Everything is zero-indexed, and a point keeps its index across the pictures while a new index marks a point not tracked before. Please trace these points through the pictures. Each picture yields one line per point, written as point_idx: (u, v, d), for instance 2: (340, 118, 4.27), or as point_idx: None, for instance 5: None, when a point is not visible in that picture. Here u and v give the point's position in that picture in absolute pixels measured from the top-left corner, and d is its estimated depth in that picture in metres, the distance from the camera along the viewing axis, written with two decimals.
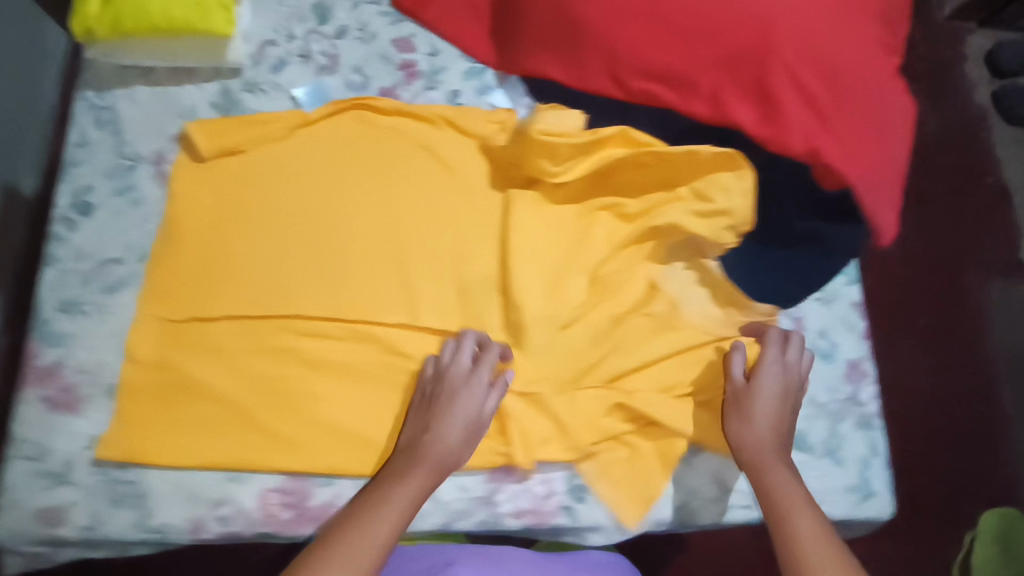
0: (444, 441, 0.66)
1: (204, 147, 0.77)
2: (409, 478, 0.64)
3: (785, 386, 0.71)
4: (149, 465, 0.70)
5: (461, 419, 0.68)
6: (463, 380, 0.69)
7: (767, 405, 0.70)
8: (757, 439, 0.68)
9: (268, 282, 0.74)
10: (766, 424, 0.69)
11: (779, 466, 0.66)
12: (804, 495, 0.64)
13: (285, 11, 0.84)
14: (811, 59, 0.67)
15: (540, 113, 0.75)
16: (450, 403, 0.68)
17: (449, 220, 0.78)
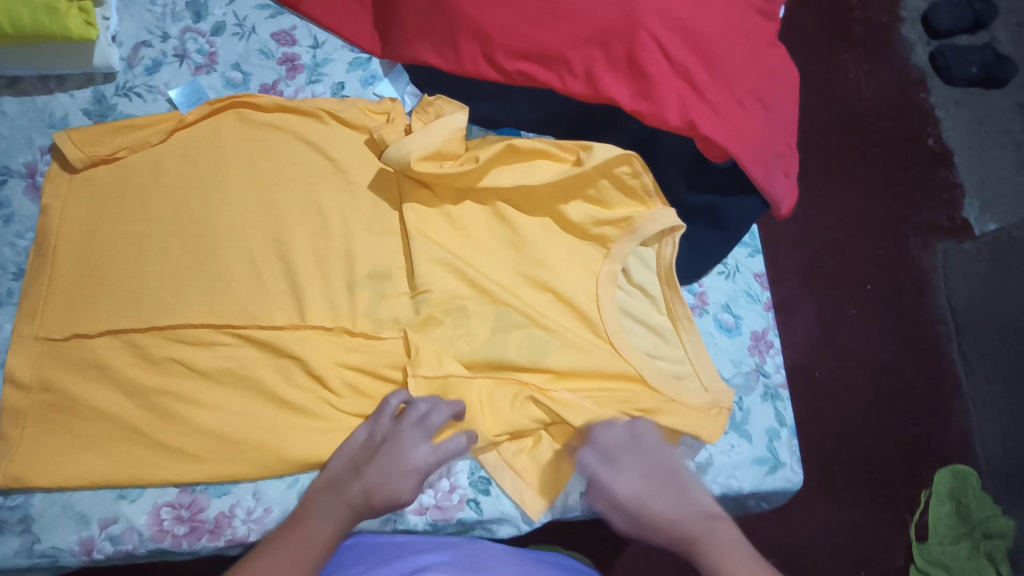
0: (373, 493, 0.65)
1: (73, 157, 0.73)
2: (322, 509, 0.65)
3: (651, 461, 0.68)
4: (32, 490, 0.66)
5: (398, 473, 0.65)
6: (407, 437, 0.66)
7: (656, 490, 0.67)
8: (674, 522, 0.66)
9: (155, 289, 0.72)
10: (683, 517, 0.66)
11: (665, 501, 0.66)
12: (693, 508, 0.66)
13: (159, 11, 0.81)
14: (678, 30, 0.68)
15: (404, 142, 0.70)
16: (388, 458, 0.65)
17: (340, 213, 0.76)
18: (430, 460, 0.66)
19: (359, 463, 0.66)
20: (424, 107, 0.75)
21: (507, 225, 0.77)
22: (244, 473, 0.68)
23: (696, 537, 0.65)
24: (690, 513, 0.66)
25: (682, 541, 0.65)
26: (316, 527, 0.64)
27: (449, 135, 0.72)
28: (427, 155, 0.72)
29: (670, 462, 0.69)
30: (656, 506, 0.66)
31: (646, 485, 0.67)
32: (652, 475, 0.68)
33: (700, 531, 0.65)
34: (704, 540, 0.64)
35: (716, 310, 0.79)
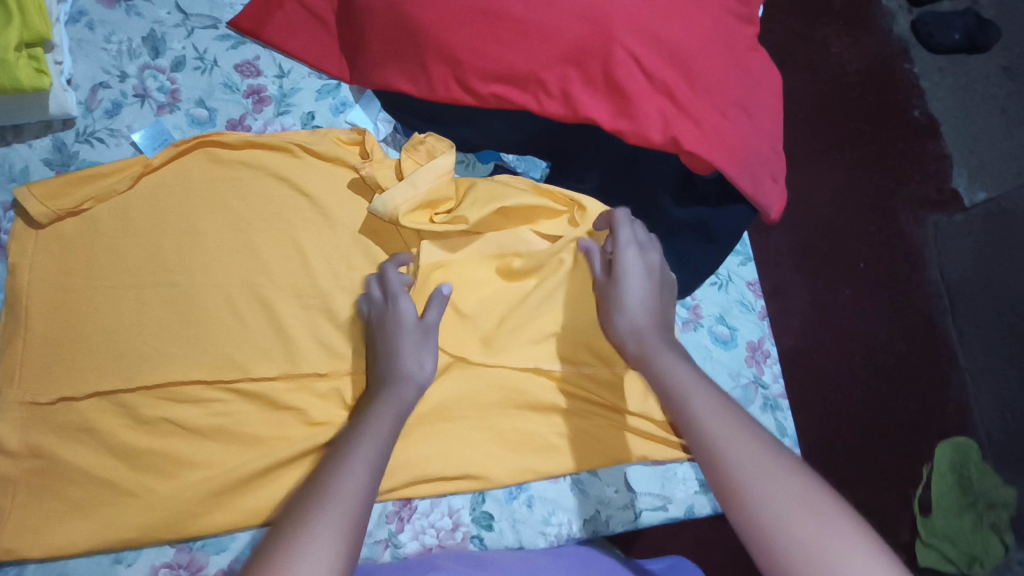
0: (402, 385, 0.62)
1: (36, 212, 0.70)
2: (371, 433, 0.56)
3: (650, 289, 0.64)
4: (25, 561, 0.64)
5: (419, 353, 0.64)
6: (394, 311, 0.65)
7: (638, 281, 0.64)
8: (655, 354, 0.60)
9: (136, 342, 0.69)
10: (666, 356, 0.60)
11: (703, 396, 0.55)
12: (729, 411, 0.54)
13: (115, 49, 0.78)
14: (654, 44, 0.64)
15: (386, 192, 0.67)
16: (395, 331, 0.64)
17: (320, 248, 0.74)
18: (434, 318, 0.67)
19: (387, 362, 0.63)
20: (413, 147, 0.72)
21: (500, 256, 0.73)
22: (241, 524, 0.67)
23: (669, 367, 0.58)
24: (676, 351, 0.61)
25: (641, 347, 0.62)
26: (374, 444, 0.55)
27: (434, 181, 0.69)
28: (415, 205, 0.69)
29: (659, 265, 0.66)
30: (631, 285, 0.64)
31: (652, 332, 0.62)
32: (649, 292, 0.64)
33: (673, 373, 0.58)
34: (655, 352, 0.60)
35: (710, 322, 0.77)
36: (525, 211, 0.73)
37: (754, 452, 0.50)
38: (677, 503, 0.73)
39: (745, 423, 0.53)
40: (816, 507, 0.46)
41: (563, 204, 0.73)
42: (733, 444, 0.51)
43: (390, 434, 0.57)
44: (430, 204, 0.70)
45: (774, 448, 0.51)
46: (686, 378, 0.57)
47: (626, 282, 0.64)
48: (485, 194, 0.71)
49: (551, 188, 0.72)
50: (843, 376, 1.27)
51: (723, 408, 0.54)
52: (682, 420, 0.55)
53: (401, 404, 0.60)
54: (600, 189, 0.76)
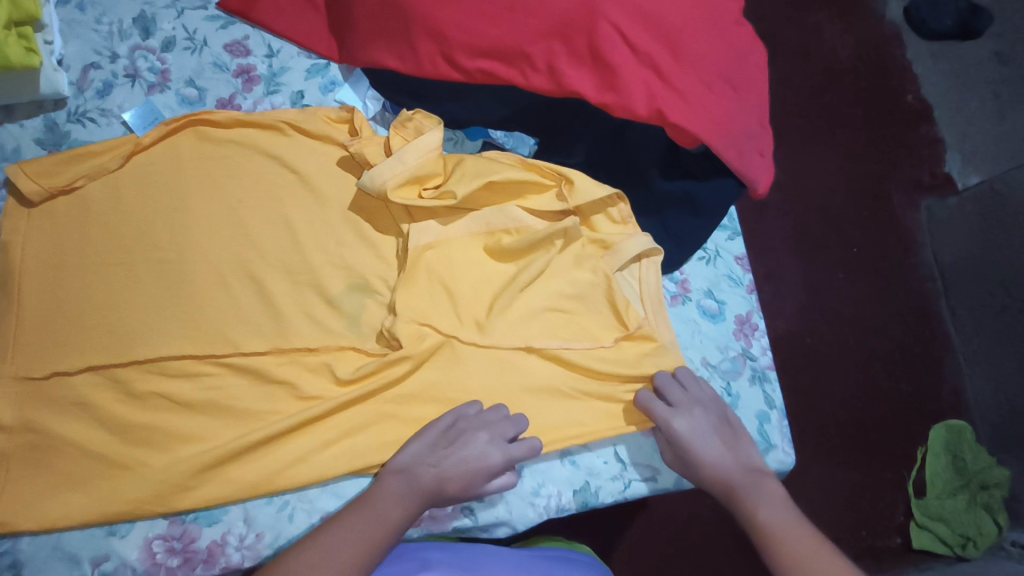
0: (448, 479, 0.64)
1: (29, 191, 0.71)
2: (382, 506, 0.62)
3: (718, 433, 0.69)
4: (20, 533, 0.65)
5: (478, 472, 0.65)
6: (483, 435, 0.65)
7: (712, 443, 0.68)
8: (721, 472, 0.67)
9: (129, 318, 0.70)
10: (733, 479, 0.66)
11: (770, 515, 0.63)
12: (801, 531, 0.62)
13: (106, 31, 0.79)
14: (638, 18, 0.65)
15: (374, 169, 0.68)
16: (473, 453, 0.64)
17: (310, 226, 0.75)
18: (515, 455, 0.66)
19: (438, 451, 0.65)
20: (401, 124, 0.72)
21: (490, 233, 0.75)
22: (232, 496, 0.66)
23: (733, 477, 0.66)
24: (746, 471, 0.67)
25: (717, 485, 0.67)
26: (378, 521, 0.61)
27: (422, 158, 0.69)
28: (402, 181, 0.69)
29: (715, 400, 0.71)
30: (705, 437, 0.67)
31: (716, 478, 0.67)
32: (707, 424, 0.68)
33: (755, 492, 0.65)
34: (742, 490, 0.65)
35: (698, 296, 0.78)
36: (516, 191, 0.73)
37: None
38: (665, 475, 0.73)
39: (815, 539, 0.62)
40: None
41: (552, 177, 0.73)
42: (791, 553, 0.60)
43: (404, 517, 0.62)
44: (417, 180, 0.71)
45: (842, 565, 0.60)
46: (771, 510, 0.64)
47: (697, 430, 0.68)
48: (472, 171, 0.71)
49: (537, 163, 0.72)
50: (836, 358, 1.27)
51: (809, 537, 0.62)
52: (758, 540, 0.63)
53: (432, 494, 0.64)
54: (587, 164, 0.75)
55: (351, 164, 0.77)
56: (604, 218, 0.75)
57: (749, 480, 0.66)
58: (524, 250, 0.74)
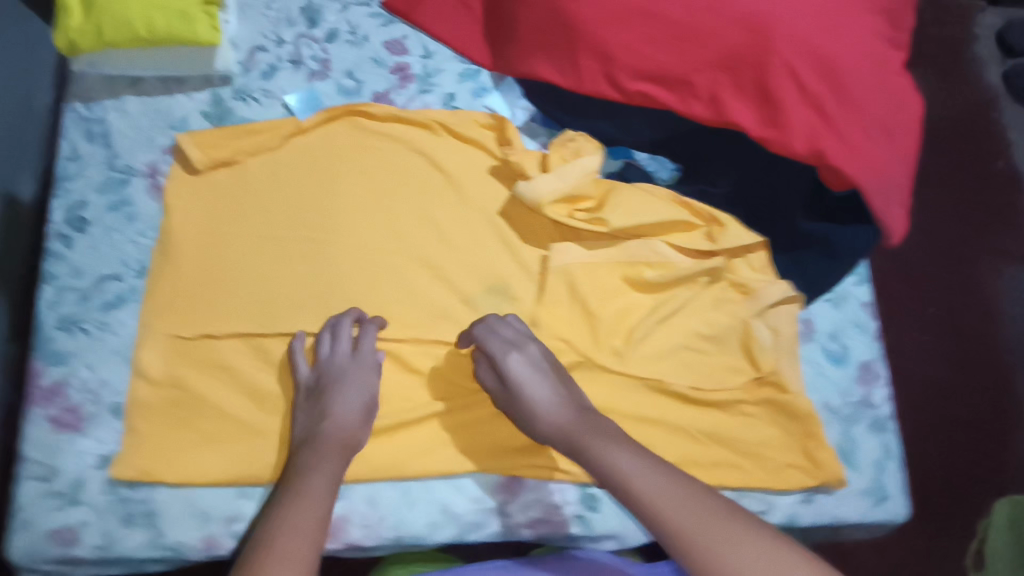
0: (346, 420, 0.65)
1: (197, 159, 0.75)
2: (311, 485, 0.59)
3: (536, 375, 0.66)
4: (160, 483, 0.67)
5: (358, 385, 0.67)
6: (337, 362, 0.68)
7: (540, 390, 0.66)
8: (553, 423, 0.64)
9: (277, 291, 0.74)
10: (571, 427, 0.63)
11: (607, 455, 0.59)
12: (638, 466, 0.58)
13: (274, 16, 0.82)
14: (812, 57, 0.65)
15: (528, 181, 0.73)
16: (342, 375, 0.67)
17: (453, 224, 0.77)
18: (367, 348, 0.69)
19: (315, 406, 0.66)
20: (562, 143, 0.76)
21: (631, 265, 0.76)
22: (358, 472, 0.69)
23: (569, 429, 0.63)
24: (576, 414, 0.64)
25: (572, 444, 0.62)
26: (313, 495, 0.58)
27: (580, 179, 0.73)
28: (557, 195, 0.73)
29: (542, 358, 0.68)
30: (540, 398, 0.65)
31: (563, 425, 0.64)
32: (539, 387, 0.66)
33: (584, 436, 0.62)
34: (591, 438, 0.61)
35: (823, 338, 0.78)
36: (666, 228, 0.76)
37: (689, 514, 0.54)
38: (778, 510, 0.73)
39: (652, 476, 0.57)
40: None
41: (701, 219, 0.76)
42: (721, 533, 0.53)
43: (338, 473, 0.62)
44: (571, 199, 0.74)
45: (691, 497, 0.55)
46: (628, 465, 0.58)
47: (524, 396, 0.66)
48: (627, 198, 0.74)
49: (692, 202, 0.75)
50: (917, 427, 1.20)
51: (649, 474, 0.57)
52: (617, 489, 0.58)
53: (348, 444, 0.65)
54: (729, 197, 0.77)
55: (497, 168, 0.79)
56: (744, 263, 0.77)
57: (576, 420, 0.63)
58: (666, 284, 0.76)
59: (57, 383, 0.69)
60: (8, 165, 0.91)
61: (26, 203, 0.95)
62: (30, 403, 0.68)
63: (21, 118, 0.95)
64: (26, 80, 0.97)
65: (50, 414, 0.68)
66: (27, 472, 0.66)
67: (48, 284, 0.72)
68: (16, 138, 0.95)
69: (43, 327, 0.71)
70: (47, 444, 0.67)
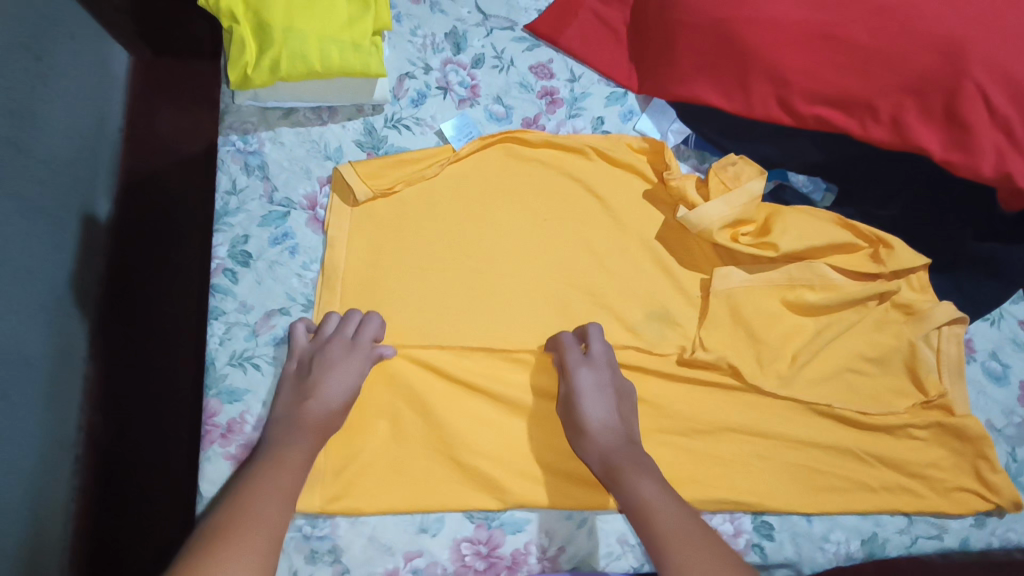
0: (325, 405, 0.65)
1: (358, 190, 0.74)
2: (280, 467, 0.59)
3: (585, 387, 0.67)
4: (342, 516, 0.67)
5: (344, 373, 0.66)
6: (331, 347, 0.68)
7: (588, 397, 0.67)
8: (596, 434, 0.65)
9: (442, 320, 0.74)
10: (615, 445, 0.64)
11: (640, 478, 0.61)
12: (663, 492, 0.59)
13: (420, 43, 0.82)
14: (1004, 79, 0.64)
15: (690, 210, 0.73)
16: (331, 363, 0.67)
17: (611, 249, 0.77)
18: (366, 338, 0.69)
19: (301, 389, 0.66)
20: (723, 167, 0.76)
21: (791, 287, 0.75)
22: (538, 499, 0.69)
23: (606, 444, 0.64)
24: (624, 438, 0.65)
25: (609, 465, 0.63)
26: (273, 478, 0.58)
27: (745, 204, 0.74)
28: (724, 221, 0.73)
29: (604, 369, 0.69)
30: (595, 412, 0.66)
31: (606, 439, 0.65)
32: (592, 395, 0.67)
33: (624, 456, 0.63)
34: (629, 462, 0.62)
35: (983, 358, 0.77)
36: (832, 251, 0.75)
37: (699, 539, 0.54)
38: (951, 533, 0.72)
39: (680, 508, 0.58)
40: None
41: (865, 241, 0.76)
42: (692, 542, 0.54)
43: (302, 464, 0.61)
44: (734, 223, 0.75)
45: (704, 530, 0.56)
46: (653, 493, 0.59)
47: (582, 411, 0.66)
48: (796, 224, 0.74)
49: (857, 225, 0.75)
50: None
51: (672, 500, 0.59)
52: (635, 509, 0.59)
53: (322, 429, 0.64)
54: (891, 220, 0.78)
55: (652, 192, 0.79)
56: (905, 285, 0.76)
57: (627, 442, 0.65)
58: (833, 307, 0.75)
59: (234, 420, 0.68)
60: (87, 182, 0.93)
61: (101, 220, 0.96)
62: (208, 442, 0.68)
63: (93, 143, 0.96)
64: (95, 90, 0.98)
65: (229, 451, 0.68)
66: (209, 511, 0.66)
67: (216, 319, 0.71)
68: (91, 163, 0.95)
69: (214, 364, 0.70)
70: None
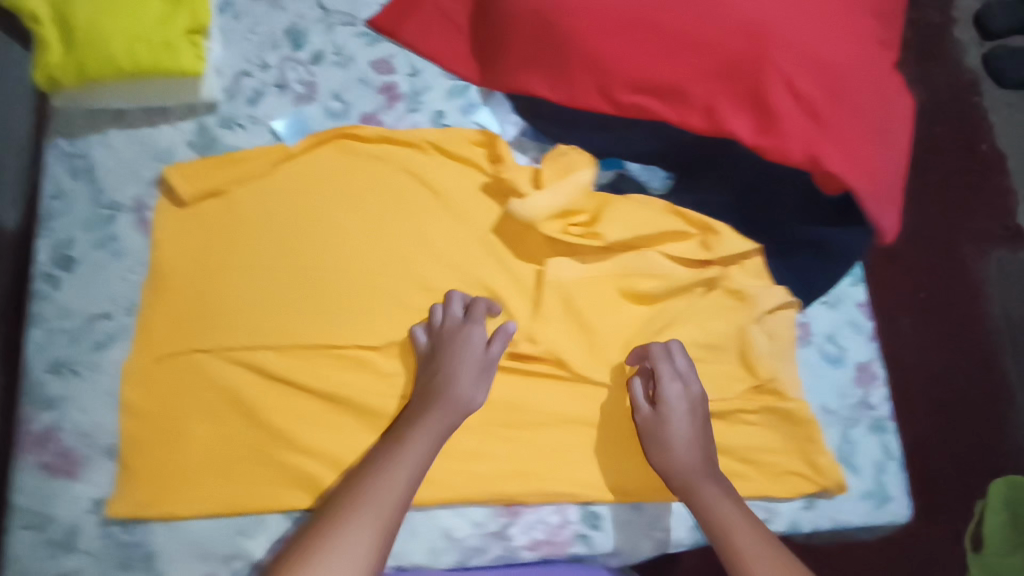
0: (463, 398, 0.69)
1: (186, 190, 0.74)
2: (398, 477, 0.63)
3: (689, 399, 0.70)
4: (156, 521, 0.67)
5: (474, 377, 0.70)
6: (470, 335, 0.71)
7: (677, 409, 0.70)
8: (676, 450, 0.69)
9: (272, 318, 0.73)
10: (693, 462, 0.68)
11: (713, 494, 0.66)
12: (739, 509, 0.66)
13: (257, 40, 0.81)
14: (805, 64, 0.66)
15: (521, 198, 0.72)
16: (460, 356, 0.70)
17: (447, 244, 0.76)
18: (480, 336, 0.71)
19: (451, 377, 0.69)
20: (555, 157, 0.75)
21: (626, 276, 0.75)
22: None
23: (683, 458, 0.68)
24: (703, 457, 0.69)
25: (684, 482, 0.68)
26: (389, 494, 0.61)
27: (573, 193, 0.73)
28: (551, 211, 0.73)
29: (689, 381, 0.71)
30: (680, 427, 0.69)
31: (685, 455, 0.68)
32: (687, 410, 0.70)
33: (700, 477, 0.68)
34: (703, 482, 0.67)
35: (820, 341, 0.78)
36: (664, 238, 0.75)
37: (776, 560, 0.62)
38: (779, 517, 0.73)
39: (754, 524, 0.65)
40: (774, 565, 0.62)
41: (695, 228, 0.76)
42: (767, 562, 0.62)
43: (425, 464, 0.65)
44: (564, 214, 0.74)
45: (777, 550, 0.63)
46: (730, 515, 0.65)
47: (671, 425, 0.69)
48: (622, 212, 0.74)
49: (686, 212, 0.75)
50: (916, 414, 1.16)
51: (739, 516, 0.65)
52: (714, 525, 0.65)
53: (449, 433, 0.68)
54: (723, 206, 0.76)
55: (489, 184, 0.78)
56: (740, 270, 0.76)
57: (710, 453, 0.69)
58: (663, 296, 0.75)
59: (49, 428, 0.67)
60: None
61: None
62: (20, 451, 0.66)
63: None
64: None
65: (43, 460, 0.67)
66: (19, 520, 0.65)
67: (36, 326, 0.70)
68: None
69: (31, 371, 0.69)
70: (41, 492, 0.66)
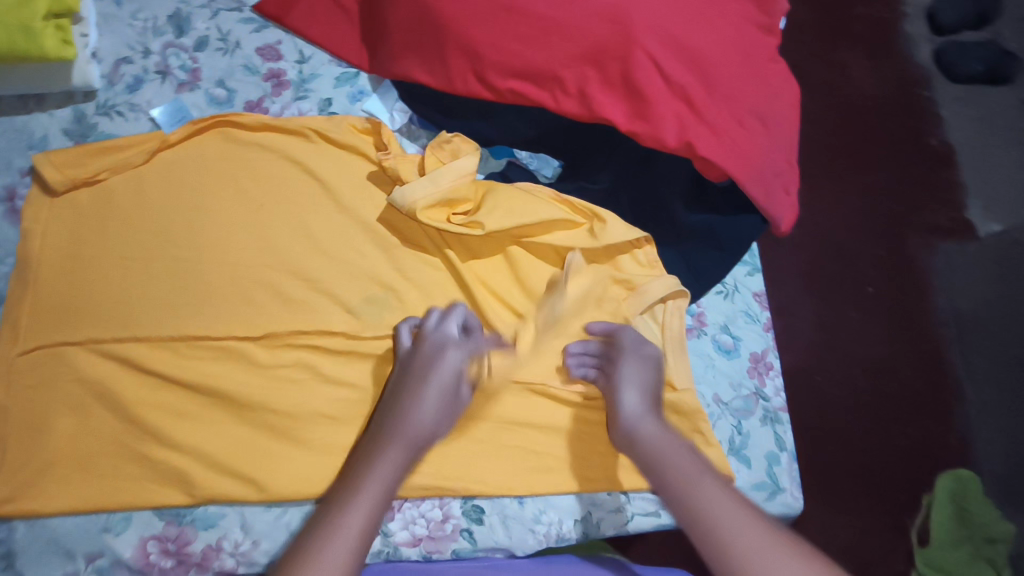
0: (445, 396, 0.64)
1: (53, 179, 0.71)
2: (379, 471, 0.58)
3: (653, 373, 0.67)
4: (14, 519, 0.64)
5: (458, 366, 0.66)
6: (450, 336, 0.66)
7: (634, 377, 0.65)
8: (633, 414, 0.63)
9: (144, 309, 0.70)
10: (652, 426, 0.61)
11: (677, 455, 0.58)
12: (708, 469, 0.57)
13: (140, 27, 0.79)
14: (675, 48, 0.65)
15: (401, 187, 0.69)
16: (443, 351, 0.65)
17: (331, 234, 0.75)
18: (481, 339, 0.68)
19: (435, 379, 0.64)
20: (439, 145, 0.73)
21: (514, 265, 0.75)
22: (230, 493, 0.66)
23: (641, 425, 0.62)
24: (658, 418, 0.62)
25: (646, 453, 0.60)
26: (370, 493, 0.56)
27: (455, 181, 0.71)
28: (432, 200, 0.70)
29: (650, 354, 0.68)
30: (632, 395, 0.64)
31: (643, 420, 0.62)
32: (646, 379, 0.66)
33: (661, 440, 0.60)
34: (662, 445, 0.59)
35: (714, 331, 0.77)
36: (550, 227, 0.73)
37: (755, 524, 0.52)
38: None
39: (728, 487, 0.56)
40: (791, 546, 0.51)
41: (583, 216, 0.74)
42: (742, 520, 0.53)
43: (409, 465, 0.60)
44: (447, 203, 0.72)
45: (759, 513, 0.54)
46: (694, 472, 0.57)
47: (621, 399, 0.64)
48: (506, 201, 0.72)
49: (573, 200, 0.73)
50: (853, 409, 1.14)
51: (713, 480, 0.56)
52: (679, 487, 0.56)
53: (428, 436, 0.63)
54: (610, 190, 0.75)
55: (376, 173, 0.77)
56: (631, 259, 0.75)
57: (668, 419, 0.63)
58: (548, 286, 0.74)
59: None
60: None
61: None
62: None
63: None
64: None
65: None
66: None
67: None
68: None
69: None
70: None
